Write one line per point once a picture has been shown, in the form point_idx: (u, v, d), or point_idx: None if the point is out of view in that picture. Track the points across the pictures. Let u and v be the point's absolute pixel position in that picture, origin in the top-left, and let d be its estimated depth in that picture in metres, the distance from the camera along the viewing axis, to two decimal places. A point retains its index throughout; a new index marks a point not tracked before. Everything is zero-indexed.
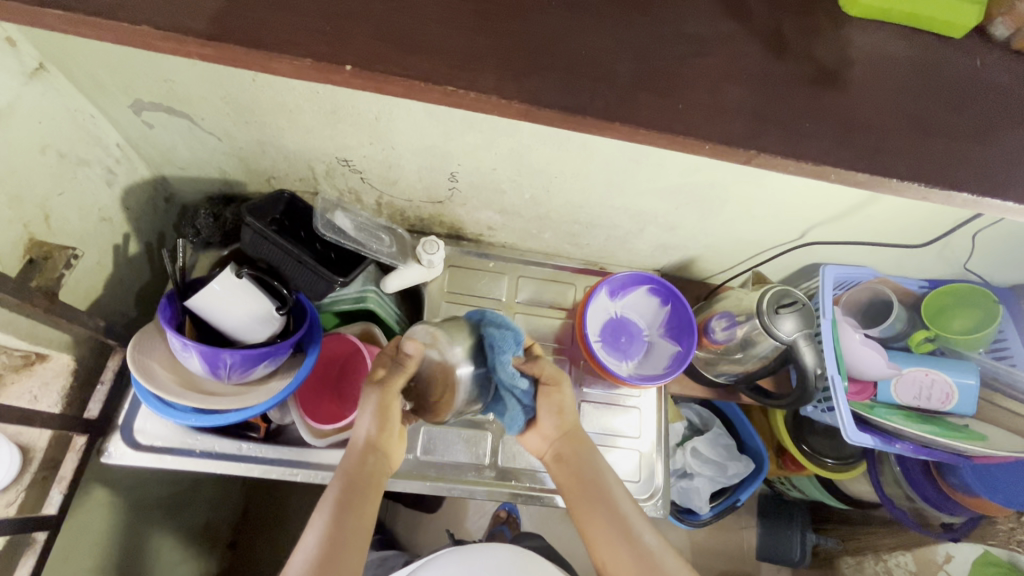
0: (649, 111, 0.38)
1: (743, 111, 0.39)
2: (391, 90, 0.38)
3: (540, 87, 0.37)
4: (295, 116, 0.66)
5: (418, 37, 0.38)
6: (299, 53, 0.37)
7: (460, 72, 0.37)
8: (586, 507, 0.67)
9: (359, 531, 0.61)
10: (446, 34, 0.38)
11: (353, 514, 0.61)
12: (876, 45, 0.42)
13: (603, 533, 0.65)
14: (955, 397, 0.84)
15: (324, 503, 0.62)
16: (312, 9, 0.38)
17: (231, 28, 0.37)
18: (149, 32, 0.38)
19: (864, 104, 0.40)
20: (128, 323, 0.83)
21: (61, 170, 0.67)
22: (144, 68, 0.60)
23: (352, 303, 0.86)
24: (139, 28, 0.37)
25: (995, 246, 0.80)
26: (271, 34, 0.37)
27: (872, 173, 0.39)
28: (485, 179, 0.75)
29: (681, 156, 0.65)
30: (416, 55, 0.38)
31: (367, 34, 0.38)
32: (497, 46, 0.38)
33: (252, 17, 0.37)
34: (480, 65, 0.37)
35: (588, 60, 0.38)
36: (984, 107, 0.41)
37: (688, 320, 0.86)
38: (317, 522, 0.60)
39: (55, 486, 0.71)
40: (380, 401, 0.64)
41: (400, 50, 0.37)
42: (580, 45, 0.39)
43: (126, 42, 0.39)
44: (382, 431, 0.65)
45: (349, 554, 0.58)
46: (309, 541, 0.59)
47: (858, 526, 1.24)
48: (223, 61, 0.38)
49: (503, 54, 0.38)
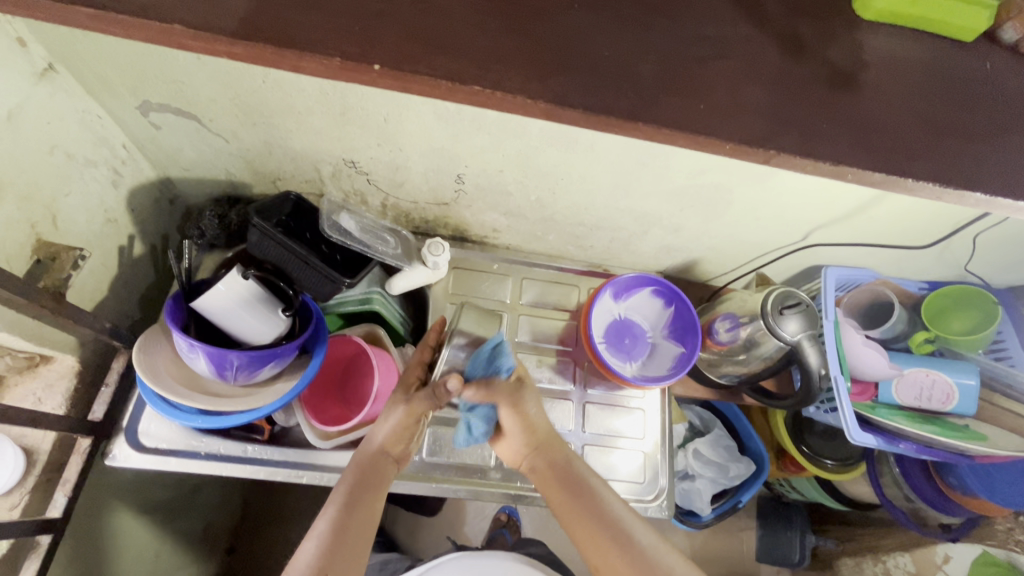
0: (667, 112, 0.38)
1: (758, 112, 0.39)
2: (414, 89, 0.38)
3: (563, 88, 0.38)
4: (304, 117, 0.66)
5: (441, 37, 0.38)
6: (328, 52, 0.37)
7: (484, 71, 0.37)
8: (575, 516, 0.65)
9: (368, 527, 0.61)
10: (470, 35, 0.38)
11: (365, 510, 0.61)
12: (887, 49, 0.43)
13: (592, 535, 0.64)
14: (956, 397, 0.85)
15: (335, 496, 0.62)
16: (337, 10, 0.38)
17: (261, 28, 0.37)
18: (177, 31, 0.38)
19: (876, 105, 0.41)
20: (132, 325, 0.83)
21: (68, 171, 0.67)
22: (157, 69, 0.60)
23: (357, 304, 0.85)
24: (170, 28, 0.37)
25: (994, 248, 0.81)
26: (298, 33, 0.37)
27: (887, 174, 0.39)
28: (491, 181, 0.76)
29: (688, 158, 0.66)
30: (440, 55, 0.38)
31: (392, 34, 0.38)
32: (521, 47, 0.38)
33: (280, 17, 0.38)
34: (503, 66, 0.38)
35: (610, 61, 0.39)
36: (992, 109, 0.42)
37: (691, 321, 0.87)
38: (328, 511, 0.60)
39: (58, 490, 0.70)
40: (402, 417, 0.67)
41: (426, 50, 0.38)
42: (599, 46, 0.39)
43: (152, 42, 0.39)
44: (399, 440, 0.67)
45: (357, 547, 0.59)
46: (321, 528, 0.59)
47: (857, 527, 1.27)
48: (250, 60, 0.38)
49: (526, 54, 0.38)
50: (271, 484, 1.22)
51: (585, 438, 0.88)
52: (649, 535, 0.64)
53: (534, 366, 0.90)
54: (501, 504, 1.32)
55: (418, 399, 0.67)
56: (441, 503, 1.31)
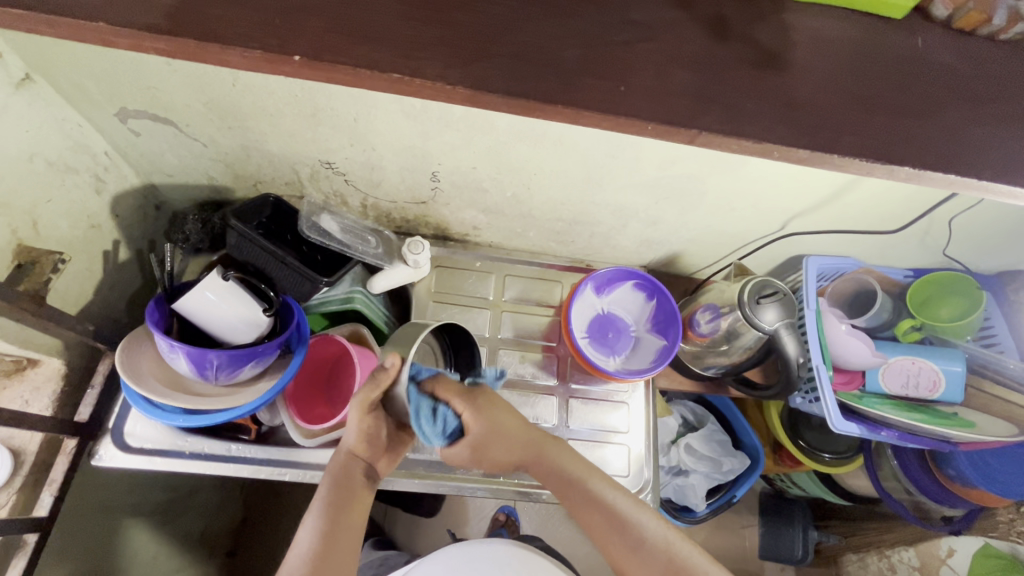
0: (594, 95, 0.39)
1: (686, 93, 0.40)
2: (341, 80, 0.39)
3: (486, 73, 0.39)
4: (276, 119, 0.67)
5: (368, 28, 0.39)
6: (251, 45, 0.38)
7: (408, 60, 0.38)
8: (584, 509, 0.68)
9: (353, 532, 0.62)
10: (396, 25, 0.39)
11: (346, 514, 0.62)
12: (820, 30, 0.43)
13: (590, 516, 0.67)
14: (943, 384, 0.84)
15: (313, 506, 0.63)
16: (259, 5, 0.39)
17: (185, 23, 0.38)
18: (107, 29, 0.39)
19: (807, 83, 0.41)
20: (118, 328, 0.85)
21: (50, 178, 0.68)
22: (128, 77, 0.62)
23: (339, 304, 0.85)
24: (94, 26, 0.38)
25: (974, 232, 0.80)
26: (220, 26, 0.39)
27: (815, 150, 0.40)
28: (465, 178, 0.77)
29: (654, 148, 0.66)
30: (364, 44, 0.39)
31: (317, 26, 0.39)
32: (445, 35, 0.39)
33: (207, 11, 0.39)
34: (428, 53, 0.39)
35: (534, 47, 0.39)
36: (928, 86, 0.42)
37: (672, 312, 0.87)
38: (309, 522, 0.61)
39: (44, 489, 0.72)
40: (360, 417, 0.64)
41: (351, 41, 0.39)
42: (523, 32, 0.40)
43: (88, 40, 0.40)
44: (364, 438, 0.65)
45: (343, 549, 0.60)
46: (304, 538, 0.60)
47: (860, 522, 1.23)
48: (180, 55, 0.39)
49: (451, 42, 0.39)
50: (268, 486, 1.23)
51: (571, 433, 0.88)
52: (653, 521, 0.67)
53: (517, 362, 0.91)
54: (500, 504, 1.31)
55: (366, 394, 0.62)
56: (439, 503, 1.31)
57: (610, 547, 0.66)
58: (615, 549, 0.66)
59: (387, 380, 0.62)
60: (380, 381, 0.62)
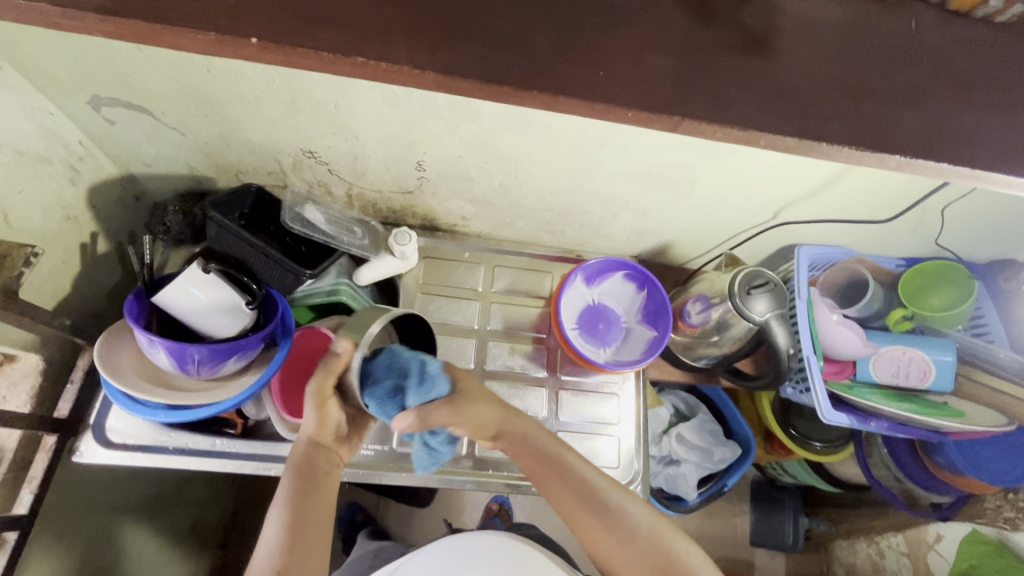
0: (571, 80, 0.38)
1: (668, 79, 0.39)
2: (303, 65, 0.37)
3: (457, 59, 0.37)
4: (255, 107, 0.65)
5: (330, 10, 0.37)
6: (202, 27, 0.36)
7: (372, 44, 0.37)
8: (554, 483, 0.68)
9: (322, 521, 0.61)
10: (359, 7, 0.37)
11: (311, 504, 0.61)
12: (808, 12, 0.42)
13: (565, 495, 0.68)
14: (933, 373, 0.83)
15: (277, 500, 0.61)
16: None
17: (130, 5, 0.37)
18: (47, 10, 0.37)
19: (796, 68, 0.40)
20: (97, 322, 0.83)
21: (20, 169, 0.66)
22: (99, 63, 0.60)
23: (325, 296, 0.84)
24: (36, 8, 0.36)
25: (967, 220, 0.79)
26: (168, 8, 0.37)
27: (801, 138, 0.39)
28: (452, 167, 0.75)
29: (645, 137, 0.64)
30: (327, 27, 0.37)
31: (274, 8, 0.37)
32: (413, 17, 0.37)
33: None
34: (394, 37, 0.37)
35: (507, 31, 0.38)
36: (920, 71, 0.41)
37: (662, 303, 0.86)
38: (274, 517, 0.60)
39: (25, 486, 0.71)
40: (320, 402, 0.63)
41: (311, 24, 0.37)
42: (497, 15, 0.38)
43: (29, 22, 0.38)
44: (324, 426, 0.64)
45: (314, 540, 0.59)
46: (270, 535, 0.58)
47: (846, 508, 1.24)
48: (129, 37, 0.38)
49: (419, 24, 0.37)
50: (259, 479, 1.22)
51: (560, 425, 0.87)
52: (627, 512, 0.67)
53: (506, 354, 0.90)
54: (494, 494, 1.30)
55: (325, 380, 0.62)
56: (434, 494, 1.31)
57: (574, 513, 0.67)
58: (582, 520, 0.67)
59: (338, 365, 0.63)
60: (330, 365, 0.63)
